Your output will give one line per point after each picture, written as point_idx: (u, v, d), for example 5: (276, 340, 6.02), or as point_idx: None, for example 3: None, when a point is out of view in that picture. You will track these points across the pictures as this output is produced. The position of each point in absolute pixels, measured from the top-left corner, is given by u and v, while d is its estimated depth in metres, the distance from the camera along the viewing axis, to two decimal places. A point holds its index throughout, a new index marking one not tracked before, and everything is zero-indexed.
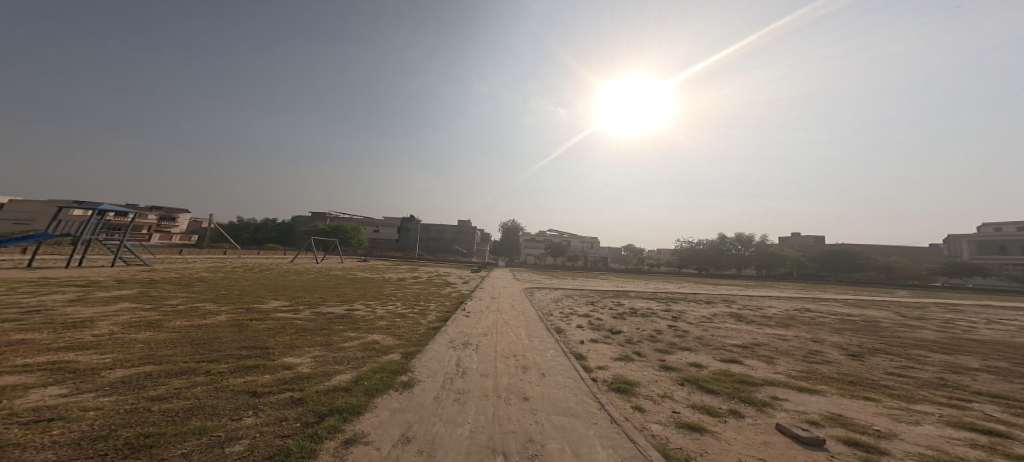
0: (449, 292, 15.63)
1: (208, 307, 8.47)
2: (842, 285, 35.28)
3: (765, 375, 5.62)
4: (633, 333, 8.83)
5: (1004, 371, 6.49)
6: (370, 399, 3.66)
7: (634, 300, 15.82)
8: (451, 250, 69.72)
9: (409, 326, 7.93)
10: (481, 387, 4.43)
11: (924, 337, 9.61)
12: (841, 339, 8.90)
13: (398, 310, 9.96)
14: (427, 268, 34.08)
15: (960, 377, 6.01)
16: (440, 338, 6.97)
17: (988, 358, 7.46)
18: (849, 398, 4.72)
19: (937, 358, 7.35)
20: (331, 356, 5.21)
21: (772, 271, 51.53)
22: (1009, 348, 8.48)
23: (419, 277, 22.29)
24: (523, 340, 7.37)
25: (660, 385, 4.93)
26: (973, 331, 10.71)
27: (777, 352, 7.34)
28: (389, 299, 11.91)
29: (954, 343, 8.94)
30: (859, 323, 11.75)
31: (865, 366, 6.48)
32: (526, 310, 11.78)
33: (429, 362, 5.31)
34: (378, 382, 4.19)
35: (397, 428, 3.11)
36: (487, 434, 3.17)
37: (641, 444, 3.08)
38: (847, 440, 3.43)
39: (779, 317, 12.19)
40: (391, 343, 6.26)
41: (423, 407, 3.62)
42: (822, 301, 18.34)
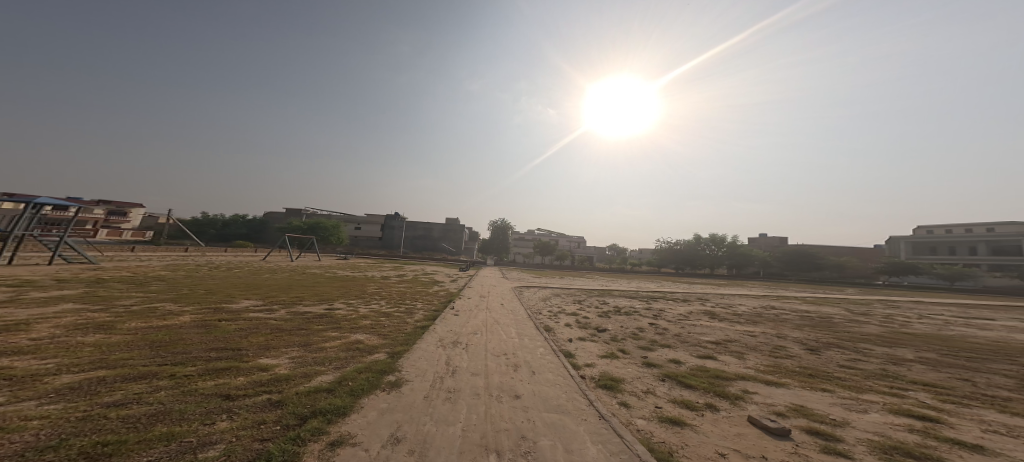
0: (435, 290, 15.46)
1: (168, 307, 7.92)
2: (800, 284, 37.66)
3: (737, 370, 5.91)
4: (617, 330, 9.07)
5: (936, 362, 7.11)
6: (355, 400, 3.56)
7: (618, 299, 16.23)
8: (436, 248, 68.54)
9: (395, 325, 7.77)
10: (472, 386, 4.40)
11: (869, 331, 10.44)
12: (801, 335, 9.51)
13: (383, 309, 9.76)
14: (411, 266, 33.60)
15: (898, 368, 6.56)
16: (429, 336, 6.89)
17: (921, 350, 8.19)
18: (810, 390, 5.04)
19: (880, 350, 8.00)
20: (310, 356, 5.02)
21: (742, 271, 53.99)
22: (941, 341, 9.29)
23: (403, 276, 21.92)
24: (513, 339, 7.38)
25: (644, 381, 5.08)
26: (911, 326, 11.66)
27: (748, 348, 7.72)
28: (374, 298, 11.66)
29: (894, 337, 9.75)
30: (816, 319, 12.60)
31: (821, 360, 6.94)
32: (516, 308, 11.85)
33: (420, 360, 5.25)
34: (363, 383, 4.08)
35: (387, 428, 3.04)
36: (479, 432, 3.16)
37: (628, 439, 3.16)
38: (808, 429, 3.66)
39: (748, 314, 12.88)
40: (376, 343, 6.13)
41: (414, 407, 3.56)
42: (784, 299, 19.52)
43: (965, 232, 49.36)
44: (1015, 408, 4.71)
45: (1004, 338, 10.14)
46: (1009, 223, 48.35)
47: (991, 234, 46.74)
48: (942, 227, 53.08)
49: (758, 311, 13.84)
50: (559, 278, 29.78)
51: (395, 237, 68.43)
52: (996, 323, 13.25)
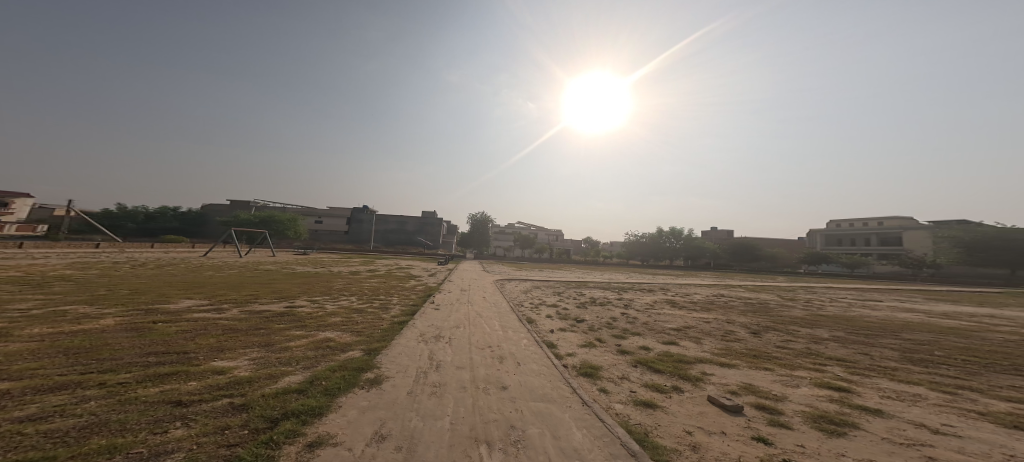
0: (412, 284, 15.07)
1: (85, 311, 6.98)
2: (743, 273, 41.34)
3: (696, 354, 6.39)
4: (594, 320, 9.41)
5: (844, 339, 8.17)
6: (331, 399, 3.40)
7: (593, 290, 16.83)
8: (413, 243, 66.37)
9: (369, 321, 7.49)
10: (458, 379, 4.36)
11: (797, 314, 11.75)
12: (746, 319, 10.46)
13: (352, 305, 9.35)
14: (382, 260, 32.52)
15: (818, 346, 7.44)
16: (409, 332, 6.72)
17: (834, 329, 9.36)
18: (756, 369, 5.57)
19: (805, 331, 9.03)
20: (273, 357, 4.71)
21: (696, 262, 58.03)
22: (849, 321, 10.70)
23: (375, 270, 21.19)
24: (496, 331, 7.41)
25: (620, 368, 5.32)
26: (826, 309, 13.30)
27: (704, 333, 8.34)
28: (340, 294, 11.12)
29: (815, 318, 11.05)
30: (756, 304, 13.95)
31: (762, 341, 7.70)
32: (498, 301, 11.94)
33: (401, 356, 5.13)
34: (339, 381, 3.90)
35: (370, 426, 2.94)
36: (468, 424, 3.16)
37: (608, 423, 3.31)
38: (757, 405, 4.05)
39: (703, 302, 13.93)
40: (349, 340, 5.86)
41: (398, 404, 3.47)
42: (731, 287, 21.34)
43: (863, 225, 56.27)
44: (902, 375, 5.55)
45: (892, 316, 11.88)
46: (894, 217, 55.34)
47: (881, 228, 53.72)
48: (847, 221, 58.54)
49: (710, 299, 15.04)
50: (531, 270, 30.31)
51: (365, 231, 65.59)
52: (886, 304, 15.48)
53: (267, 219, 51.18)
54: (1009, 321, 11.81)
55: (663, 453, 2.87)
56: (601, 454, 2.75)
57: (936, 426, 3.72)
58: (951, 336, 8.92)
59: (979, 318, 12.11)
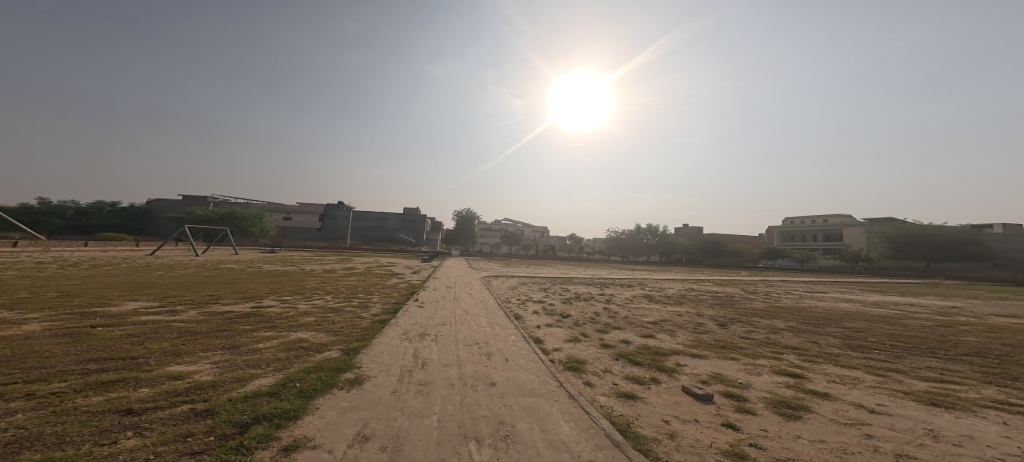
0: (392, 282, 14.73)
1: (10, 316, 6.29)
2: (711, 268, 43.62)
3: (671, 346, 6.66)
4: (579, 315, 9.58)
5: (798, 329, 8.82)
6: (307, 402, 3.26)
7: (577, 286, 17.12)
8: (394, 240, 64.65)
9: (346, 321, 7.25)
10: (445, 377, 4.31)
11: (758, 306, 12.56)
12: (714, 312, 11.04)
13: (327, 304, 9.01)
14: (358, 258, 31.55)
15: (776, 335, 7.97)
16: (391, 330, 6.56)
17: (790, 319, 10.09)
18: (724, 359, 5.89)
19: (766, 321, 9.66)
20: (239, 360, 4.45)
21: (670, 258, 60.54)
22: (801, 312, 11.57)
23: (352, 268, 20.52)
24: (484, 328, 7.37)
25: (603, 361, 5.46)
26: (782, 301, 14.32)
27: (678, 326, 8.73)
28: (314, 293, 10.68)
29: (774, 310, 11.86)
30: (722, 297, 14.76)
31: (728, 333, 8.16)
32: (485, 297, 11.91)
33: (384, 355, 5.00)
34: (315, 383, 3.75)
35: (352, 427, 2.85)
36: (456, 421, 3.13)
37: (593, 415, 3.38)
38: (726, 393, 4.29)
39: (676, 296, 14.57)
40: (325, 340, 5.64)
41: (382, 403, 3.38)
42: (700, 281, 22.44)
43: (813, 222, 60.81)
44: (845, 361, 6.05)
45: (835, 307, 12.98)
46: (835, 215, 60.24)
47: (826, 225, 58.22)
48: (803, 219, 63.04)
49: (682, 293, 15.75)
50: (512, 267, 30.44)
51: (340, 228, 63.23)
52: (832, 295, 16.86)
53: (229, 215, 48.25)
54: (929, 308, 13.24)
55: (644, 442, 2.98)
56: (587, 446, 2.81)
57: (874, 406, 4.08)
58: (882, 323, 9.87)
59: (906, 307, 13.47)
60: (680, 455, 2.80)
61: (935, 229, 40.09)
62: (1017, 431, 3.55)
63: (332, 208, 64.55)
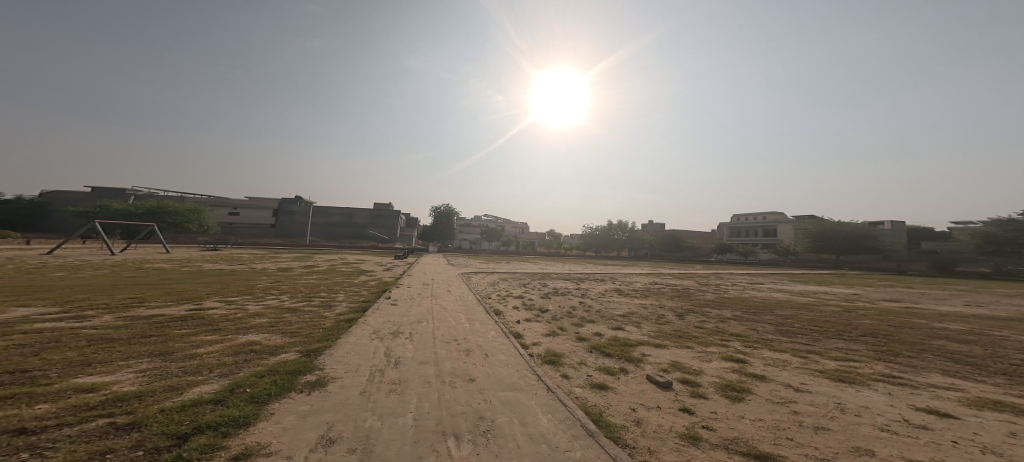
0: (359, 280, 14.10)
1: None
2: (672, 262, 46.24)
3: (638, 337, 7.00)
4: (558, 310, 9.78)
5: (741, 317, 9.68)
6: (260, 407, 3.04)
7: (555, 281, 17.38)
8: (364, 236, 61.58)
9: (305, 321, 6.83)
10: (422, 374, 4.21)
11: (710, 297, 13.57)
12: (672, 303, 11.77)
13: (283, 304, 8.42)
14: (320, 256, 29.83)
15: (724, 324, 8.67)
16: (360, 329, 6.29)
17: (736, 308, 11.05)
18: (682, 348, 6.29)
19: (717, 311, 10.49)
20: (173, 367, 4.04)
21: (636, 252, 63.33)
22: (745, 302, 12.70)
23: (313, 266, 19.35)
24: (463, 324, 7.29)
25: (578, 354, 5.61)
26: (729, 292, 15.62)
27: (643, 318, 9.19)
28: (267, 293, 9.94)
29: (723, 300, 12.89)
30: (679, 290, 15.77)
31: (685, 323, 8.74)
32: (465, 294, 11.77)
33: (352, 355, 4.79)
34: (269, 387, 3.51)
35: (315, 430, 2.70)
36: (434, 419, 3.07)
37: (570, 406, 3.47)
38: (683, 379, 4.59)
39: (642, 289, 15.32)
40: (280, 342, 5.27)
41: (350, 405, 3.23)
42: (661, 275, 23.76)
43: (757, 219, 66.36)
44: (778, 345, 6.72)
45: (770, 296, 14.40)
46: (772, 212, 66.36)
47: (766, 221, 63.81)
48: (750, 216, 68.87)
49: (646, 286, 16.59)
50: (485, 263, 30.37)
51: (297, 225, 59.55)
52: (769, 286, 18.67)
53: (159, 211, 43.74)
54: (839, 296, 15.16)
55: (614, 430, 3.10)
56: (565, 437, 2.87)
57: (798, 385, 4.57)
58: (805, 310, 11.15)
59: (825, 295, 15.27)
60: (645, 441, 2.95)
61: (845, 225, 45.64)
62: (900, 400, 4.16)
63: (288, 204, 60.67)
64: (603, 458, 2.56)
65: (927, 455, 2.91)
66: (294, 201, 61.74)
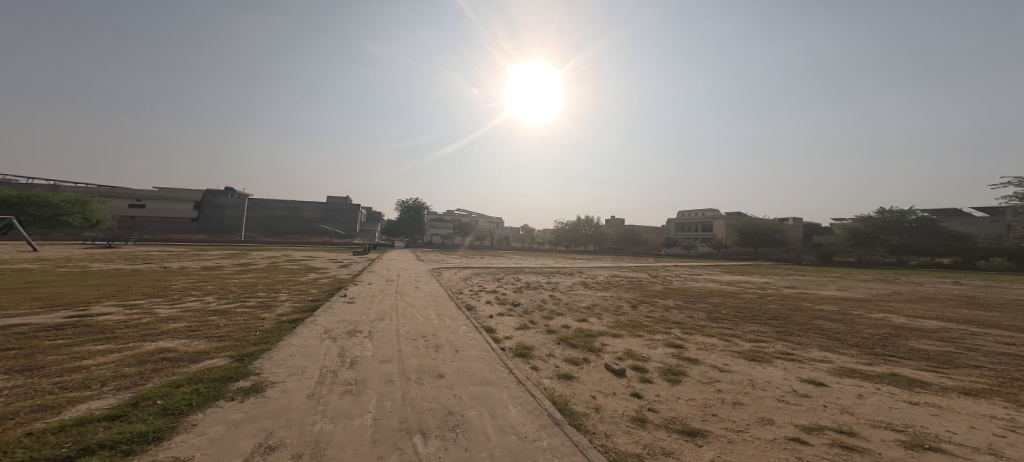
0: (310, 278, 13.28)
1: None
2: (631, 256, 48.29)
3: (598, 328, 7.32)
4: (529, 303, 9.95)
5: (683, 306, 10.48)
6: (176, 419, 2.80)
7: (528, 275, 17.53)
8: (314, 231, 58.56)
9: (242, 323, 6.33)
10: (382, 373, 4.10)
11: (660, 288, 14.52)
12: (624, 294, 12.43)
13: (211, 307, 7.70)
14: (266, 253, 27.61)
15: (668, 313, 9.34)
16: (309, 330, 5.96)
17: (681, 298, 11.95)
18: (636, 337, 6.67)
19: (665, 301, 11.25)
20: (51, 384, 3.55)
21: (602, 246, 65.19)
22: (687, 291, 13.77)
23: (256, 265, 17.82)
24: (432, 320, 7.19)
25: (547, 346, 5.76)
26: (674, 282, 16.83)
27: (605, 309, 9.63)
28: (184, 295, 9.06)
29: (671, 290, 13.87)
30: (630, 281, 16.70)
31: (637, 313, 9.28)
32: (435, 290, 11.58)
33: (297, 357, 4.54)
34: (187, 397, 3.23)
35: (252, 438, 2.55)
36: (398, 417, 3.02)
37: (539, 397, 3.56)
38: (635, 366, 4.88)
39: (605, 282, 15.97)
40: (203, 348, 4.86)
41: (294, 409, 3.07)
42: (618, 268, 24.93)
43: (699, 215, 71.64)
44: (708, 330, 7.40)
45: (705, 286, 15.78)
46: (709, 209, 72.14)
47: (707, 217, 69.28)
48: (692, 212, 74.35)
49: (608, 279, 17.29)
50: (448, 258, 30.03)
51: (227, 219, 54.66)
52: (704, 276, 20.41)
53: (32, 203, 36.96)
54: (758, 284, 17.05)
55: (577, 417, 3.24)
56: (533, 427, 2.95)
57: (721, 365, 5.05)
58: (730, 297, 12.44)
59: (745, 284, 17.10)
60: (603, 426, 3.11)
61: (761, 219, 50.69)
62: (790, 373, 4.76)
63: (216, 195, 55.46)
64: (568, 446, 2.66)
65: (807, 419, 3.36)
66: (223, 193, 56.43)
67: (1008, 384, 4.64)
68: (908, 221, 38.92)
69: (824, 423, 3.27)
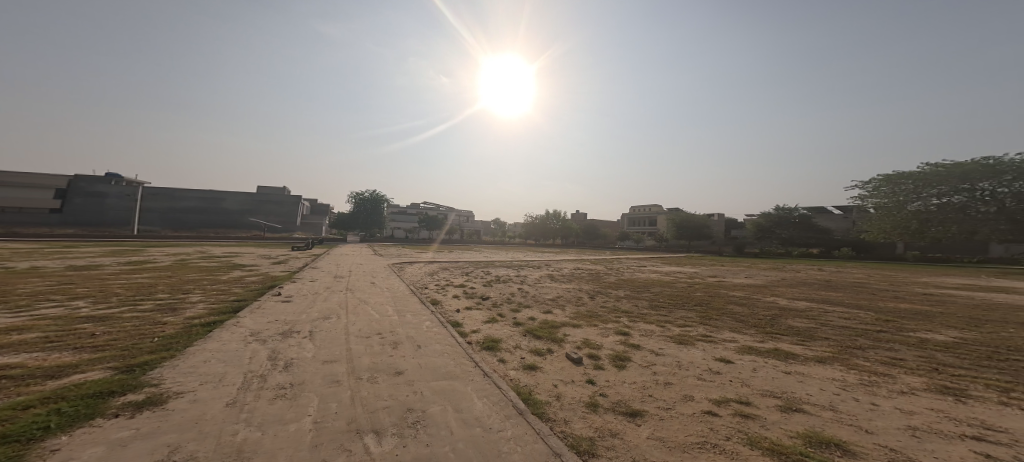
0: (242, 277, 12.04)
1: None
2: (591, 249, 50.11)
3: (561, 319, 7.56)
4: (499, 297, 10.00)
5: (630, 295, 11.18)
6: (33, 441, 2.34)
7: (498, 269, 17.51)
8: (242, 224, 53.14)
9: (140, 330, 5.55)
10: (325, 374, 3.89)
11: (614, 279, 15.33)
12: (577, 286, 12.95)
13: (98, 313, 6.62)
14: (195, 249, 24.60)
15: (620, 302, 9.90)
16: (232, 334, 5.45)
17: (631, 288, 12.72)
18: (593, 326, 6.99)
19: (619, 292, 11.90)
20: None
21: (567, 240, 66.88)
22: (634, 282, 14.70)
23: (178, 263, 15.73)
24: (390, 317, 6.95)
25: (514, 338, 5.84)
26: (625, 274, 17.87)
27: (568, 301, 9.96)
28: (48, 301, 7.57)
29: (625, 281, 14.71)
30: (586, 273, 17.45)
31: (593, 303, 9.71)
32: (397, 285, 11.20)
33: (214, 364, 4.12)
34: (47, 416, 2.70)
35: (151, 454, 2.24)
36: (346, 418, 2.89)
37: (504, 389, 3.61)
38: (591, 354, 5.12)
39: (569, 274, 16.50)
40: (70, 361, 4.11)
41: (209, 420, 2.77)
42: (576, 260, 25.90)
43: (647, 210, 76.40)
44: (648, 317, 7.98)
45: (648, 276, 17.03)
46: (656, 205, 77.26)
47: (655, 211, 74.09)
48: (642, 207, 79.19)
49: (571, 272, 17.87)
50: (407, 252, 29.08)
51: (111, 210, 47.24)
52: (648, 267, 22.01)
53: None
54: (693, 274, 18.81)
55: (540, 406, 3.34)
56: (498, 418, 2.99)
57: (657, 349, 5.48)
58: (664, 286, 13.56)
59: (679, 273, 18.82)
60: (563, 413, 3.24)
61: (693, 215, 55.53)
62: (707, 353, 5.32)
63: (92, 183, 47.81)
64: (530, 434, 2.74)
65: (718, 393, 3.79)
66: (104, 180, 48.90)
67: (846, 351, 5.59)
68: (794, 217, 45.54)
69: (729, 395, 3.71)
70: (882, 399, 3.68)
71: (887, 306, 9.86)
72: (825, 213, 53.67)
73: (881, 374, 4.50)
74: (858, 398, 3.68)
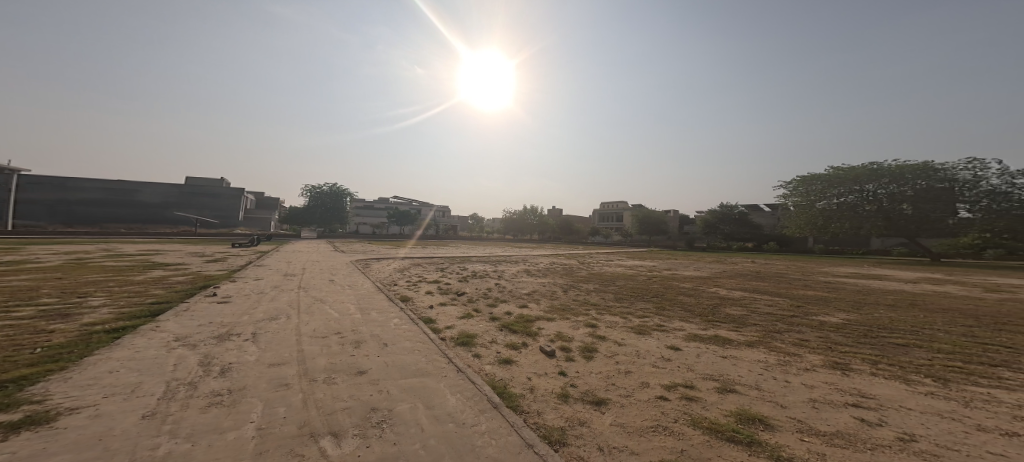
0: (178, 278, 10.92)
1: None
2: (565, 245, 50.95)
3: (536, 313, 7.59)
4: (474, 292, 9.88)
5: (599, 289, 11.47)
6: None
7: (475, 264, 17.29)
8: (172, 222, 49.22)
9: (31, 340, 4.79)
10: (272, 378, 3.62)
11: (586, 274, 15.67)
12: (546, 280, 13.08)
13: None
14: (128, 248, 22.02)
15: (591, 296, 10.12)
16: (151, 340, 4.89)
17: (600, 282, 13.06)
18: (564, 319, 7.09)
19: (591, 285, 12.17)
20: None
21: (541, 235, 67.61)
22: (603, 276, 15.11)
23: (103, 264, 13.98)
24: (355, 315, 6.64)
25: (490, 333, 5.77)
26: (595, 268, 18.33)
27: (544, 295, 10.04)
28: None
29: (597, 276, 15.08)
30: (559, 267, 17.69)
31: (564, 297, 9.84)
32: (364, 282, 10.73)
33: (123, 374, 3.68)
34: None
35: None
36: (297, 422, 2.70)
37: (478, 383, 3.54)
38: (565, 347, 5.18)
39: (545, 269, 16.65)
40: None
41: (117, 436, 2.45)
42: (551, 255, 26.22)
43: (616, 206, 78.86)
44: (613, 309, 8.23)
45: (615, 270, 17.57)
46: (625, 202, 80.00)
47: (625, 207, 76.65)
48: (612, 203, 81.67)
49: (547, 266, 18.04)
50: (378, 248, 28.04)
51: None
52: (615, 261, 22.73)
53: None
54: (655, 267, 19.69)
55: (515, 399, 3.32)
56: (472, 412, 2.93)
57: (620, 340, 5.65)
58: (627, 279, 14.05)
59: (640, 267, 19.63)
60: (537, 405, 3.24)
61: (653, 212, 58.13)
62: (662, 341, 5.57)
63: None
64: (505, 427, 2.70)
65: (668, 378, 3.97)
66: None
67: (767, 334, 6.08)
68: (734, 213, 48.54)
69: (678, 380, 3.90)
70: (793, 375, 4.04)
71: (825, 294, 10.90)
72: (758, 210, 58.24)
73: (791, 354, 4.92)
74: (776, 376, 3.99)
